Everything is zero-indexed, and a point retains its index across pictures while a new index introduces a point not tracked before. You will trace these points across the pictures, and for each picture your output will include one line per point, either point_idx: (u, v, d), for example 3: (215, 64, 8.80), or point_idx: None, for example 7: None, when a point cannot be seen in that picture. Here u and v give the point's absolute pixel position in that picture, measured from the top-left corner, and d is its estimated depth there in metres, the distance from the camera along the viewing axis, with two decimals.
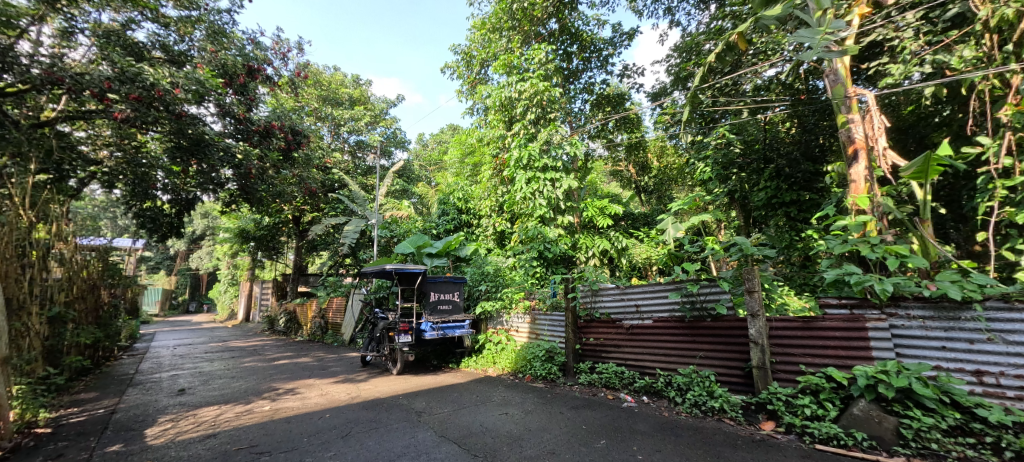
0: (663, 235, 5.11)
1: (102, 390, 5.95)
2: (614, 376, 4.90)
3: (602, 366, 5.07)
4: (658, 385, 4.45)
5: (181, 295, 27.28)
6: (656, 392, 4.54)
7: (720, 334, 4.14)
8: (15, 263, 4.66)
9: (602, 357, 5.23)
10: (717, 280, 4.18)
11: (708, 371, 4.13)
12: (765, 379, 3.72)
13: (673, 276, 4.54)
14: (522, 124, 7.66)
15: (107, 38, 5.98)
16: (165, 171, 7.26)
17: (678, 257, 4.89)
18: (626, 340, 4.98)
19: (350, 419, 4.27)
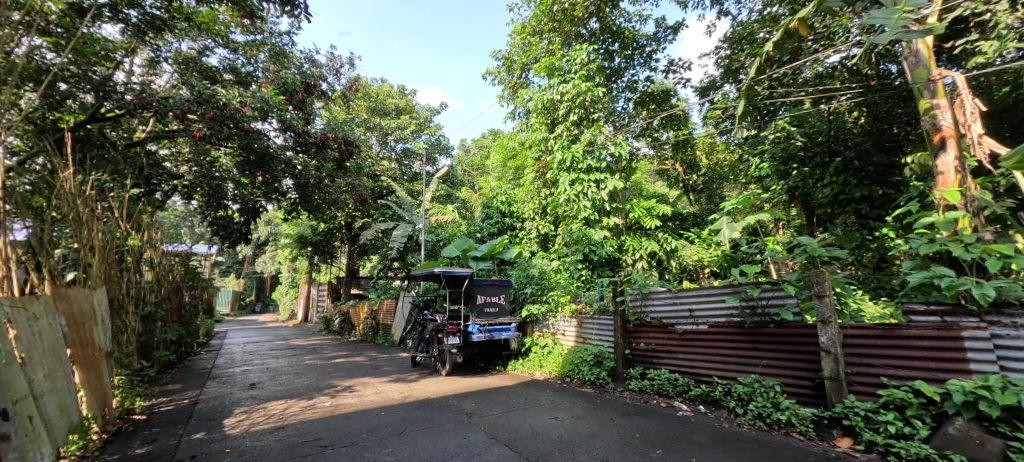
0: (717, 237, 4.89)
1: (185, 383, 6.51)
2: (667, 383, 4.73)
3: (654, 372, 4.91)
4: (716, 394, 4.25)
5: (248, 297, 29.45)
6: (714, 401, 4.33)
7: (786, 342, 3.90)
8: (115, 269, 5.25)
9: (653, 363, 5.05)
10: (781, 283, 3.95)
11: (772, 381, 3.89)
12: (840, 391, 3.45)
13: (730, 279, 4.34)
14: (564, 126, 7.60)
15: (187, 65, 6.58)
16: (235, 182, 7.87)
17: (735, 259, 4.66)
18: (679, 346, 4.80)
19: (404, 418, 4.40)
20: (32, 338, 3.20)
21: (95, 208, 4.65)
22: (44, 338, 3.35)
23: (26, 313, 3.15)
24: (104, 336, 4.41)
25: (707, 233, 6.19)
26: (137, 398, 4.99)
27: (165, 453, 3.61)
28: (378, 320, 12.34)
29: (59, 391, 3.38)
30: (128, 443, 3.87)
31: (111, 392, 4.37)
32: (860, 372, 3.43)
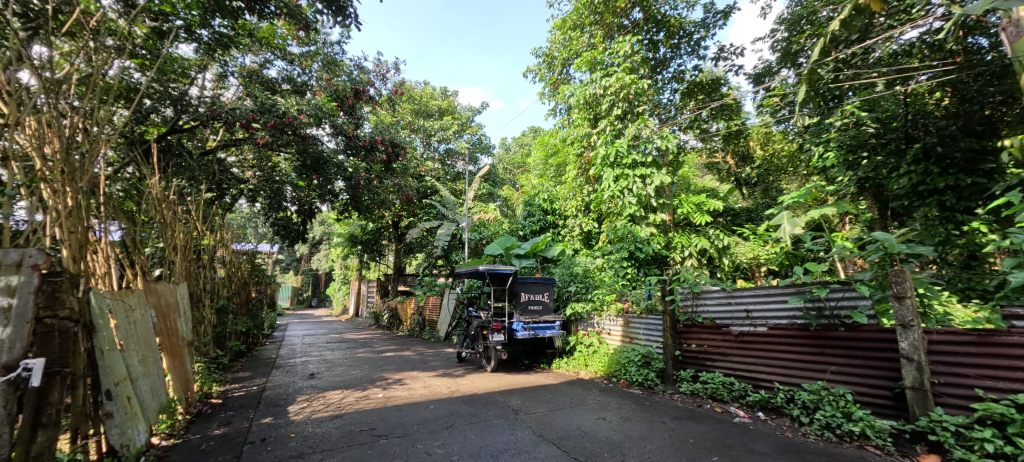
0: (777, 233, 4.62)
1: (253, 371, 7.01)
2: (722, 387, 4.53)
3: (707, 375, 4.71)
4: (778, 400, 4.01)
5: (305, 293, 31.28)
6: (775, 409, 4.11)
7: (858, 347, 3.62)
8: (194, 266, 5.73)
9: (706, 366, 4.86)
10: (854, 283, 3.68)
11: (843, 389, 3.63)
12: (924, 403, 3.16)
13: (793, 278, 4.09)
14: (608, 121, 7.42)
15: (250, 78, 7.05)
16: (293, 186, 8.34)
17: (798, 257, 4.38)
18: (735, 348, 4.59)
19: (453, 412, 4.49)
20: (129, 327, 3.53)
21: (177, 212, 5.09)
22: (138, 328, 3.69)
23: (123, 305, 3.48)
24: (185, 326, 4.82)
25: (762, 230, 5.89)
26: (213, 384, 5.42)
27: (238, 435, 3.91)
28: (425, 316, 12.67)
29: (151, 375, 3.72)
30: (207, 424, 4.21)
31: (191, 378, 4.78)
32: (950, 383, 3.12)
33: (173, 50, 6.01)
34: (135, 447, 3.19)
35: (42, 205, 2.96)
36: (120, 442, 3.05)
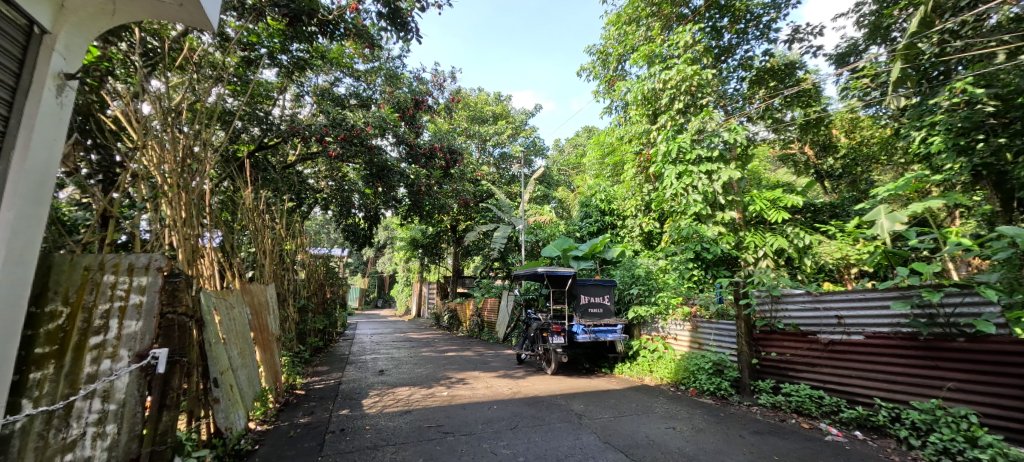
0: (873, 230, 4.18)
1: (330, 365, 7.52)
2: (809, 400, 4.14)
3: (791, 387, 4.35)
4: (879, 418, 3.60)
5: (372, 294, 33.14)
6: (875, 428, 3.68)
7: (983, 362, 3.19)
8: (279, 269, 6.28)
9: (790, 377, 4.52)
10: (977, 285, 3.25)
11: (965, 408, 3.19)
12: None
13: (896, 279, 3.68)
14: (668, 116, 7.08)
15: (323, 96, 7.59)
16: (359, 193, 8.84)
17: (900, 256, 3.92)
18: (825, 359, 4.21)
19: (515, 413, 4.51)
20: (230, 322, 3.88)
21: (266, 220, 5.61)
22: (237, 324, 4.07)
23: (225, 303, 3.84)
24: (272, 323, 5.30)
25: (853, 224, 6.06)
26: (297, 376, 5.88)
27: (320, 424, 4.20)
28: (483, 317, 12.86)
29: (247, 365, 4.09)
30: (293, 413, 4.57)
31: (279, 370, 5.24)
32: None
33: (259, 76, 6.54)
34: (237, 430, 3.52)
35: (164, 218, 3.45)
36: (224, 425, 3.37)
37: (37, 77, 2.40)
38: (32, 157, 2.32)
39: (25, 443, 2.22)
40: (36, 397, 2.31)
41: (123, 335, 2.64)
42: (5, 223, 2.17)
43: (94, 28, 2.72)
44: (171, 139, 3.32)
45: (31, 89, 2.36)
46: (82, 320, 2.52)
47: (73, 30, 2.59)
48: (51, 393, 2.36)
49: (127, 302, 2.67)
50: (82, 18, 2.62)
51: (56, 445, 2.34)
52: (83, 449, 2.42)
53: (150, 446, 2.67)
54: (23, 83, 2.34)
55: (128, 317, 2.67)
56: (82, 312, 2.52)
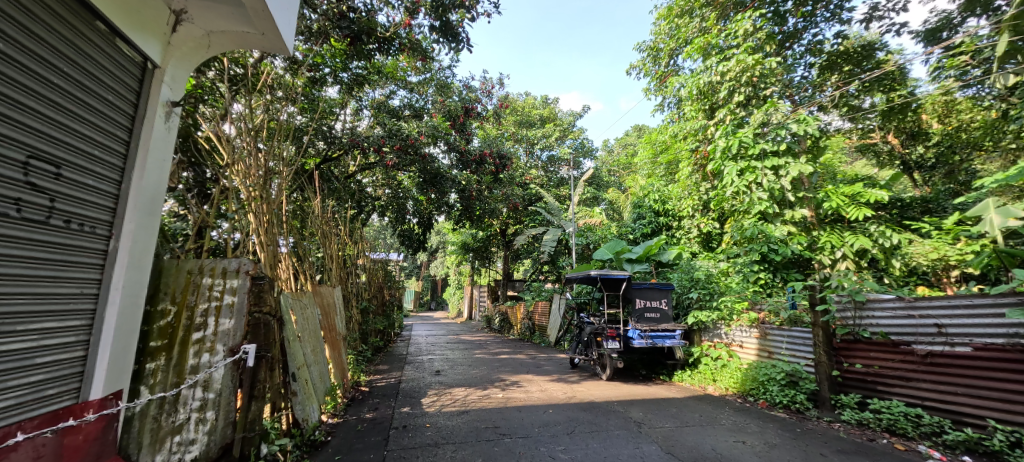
0: (981, 228, 3.70)
1: (390, 364, 7.83)
2: (904, 419, 3.73)
3: (881, 404, 3.94)
4: (994, 443, 3.17)
5: (425, 297, 34.19)
6: (989, 454, 3.24)
7: None
8: (343, 273, 6.65)
9: (879, 392, 4.10)
10: None
11: None
12: None
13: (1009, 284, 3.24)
14: (727, 110, 6.72)
15: (379, 108, 7.95)
16: (413, 200, 9.14)
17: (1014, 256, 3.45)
18: (922, 373, 3.79)
19: (572, 417, 4.45)
20: (304, 322, 4.13)
21: (332, 227, 5.96)
22: (309, 323, 4.33)
23: (299, 304, 4.10)
24: (339, 323, 5.61)
25: (952, 221, 5.59)
26: (361, 374, 6.18)
27: (384, 420, 4.37)
28: (535, 321, 12.80)
29: (319, 362, 4.33)
30: (359, 408, 4.80)
31: (345, 367, 5.52)
32: None
33: (323, 94, 6.96)
34: (311, 422, 3.72)
35: (248, 226, 3.78)
36: (301, 417, 3.56)
37: (150, 106, 2.75)
38: (148, 176, 2.68)
39: (143, 425, 2.59)
40: (152, 384, 2.72)
41: (219, 331, 2.98)
42: (126, 234, 2.54)
43: (194, 60, 3.09)
44: (251, 155, 3.60)
45: (146, 117, 2.72)
46: (186, 318, 2.88)
47: (177, 63, 2.95)
48: (163, 381, 2.75)
49: (222, 302, 3.02)
50: (185, 52, 2.98)
51: (167, 427, 2.67)
52: (188, 432, 2.74)
53: (242, 432, 3.01)
54: (141, 112, 2.69)
55: (223, 316, 3.01)
56: (186, 311, 2.89)
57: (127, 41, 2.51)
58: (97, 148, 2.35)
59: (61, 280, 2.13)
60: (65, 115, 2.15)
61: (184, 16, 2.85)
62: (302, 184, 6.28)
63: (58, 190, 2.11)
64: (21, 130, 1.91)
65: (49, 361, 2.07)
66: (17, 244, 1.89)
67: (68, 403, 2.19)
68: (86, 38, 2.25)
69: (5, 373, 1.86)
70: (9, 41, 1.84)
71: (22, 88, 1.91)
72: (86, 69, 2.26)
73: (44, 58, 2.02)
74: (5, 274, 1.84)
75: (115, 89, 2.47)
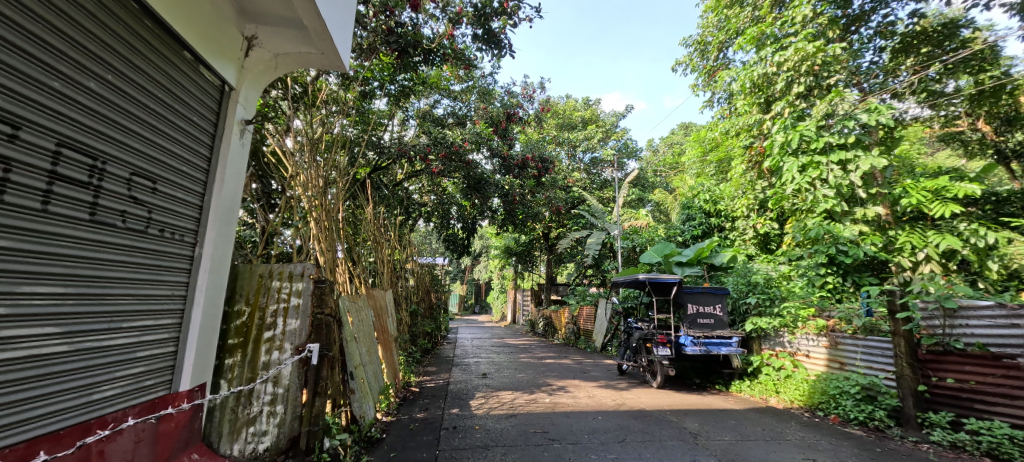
0: None
1: (438, 366, 8.00)
2: (1008, 443, 3.31)
3: (978, 424, 3.53)
4: None
5: (470, 300, 34.73)
6: None
7: None
8: (393, 277, 6.87)
9: (977, 411, 3.68)
10: None
11: None
12: None
13: None
14: (785, 102, 6.35)
15: (424, 118, 8.19)
16: (458, 206, 9.31)
17: None
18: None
19: (623, 425, 4.32)
20: (359, 323, 4.30)
21: (383, 233, 6.19)
22: (364, 324, 4.49)
23: (355, 306, 4.27)
24: (391, 325, 5.81)
25: None
26: (411, 375, 6.34)
27: (435, 420, 4.46)
28: (580, 325, 12.60)
29: (373, 361, 4.49)
30: (411, 407, 4.92)
31: (397, 368, 5.68)
32: None
33: (373, 106, 7.26)
34: (368, 419, 3.83)
35: (309, 234, 4.00)
36: (359, 414, 3.66)
37: (228, 125, 2.99)
38: (226, 188, 2.92)
39: (223, 415, 2.94)
40: (230, 378, 3.04)
41: (287, 330, 3.15)
42: (209, 241, 2.78)
43: (262, 81, 3.34)
44: (311, 167, 3.81)
45: (224, 134, 2.96)
46: (258, 318, 3.16)
47: (249, 84, 3.21)
48: (239, 376, 3.05)
49: (289, 303, 3.20)
50: (255, 73, 3.24)
51: (243, 419, 2.96)
52: (261, 424, 2.97)
53: (308, 426, 3.16)
54: (220, 130, 2.94)
55: (290, 316, 3.17)
56: (258, 312, 3.18)
57: (208, 68, 2.74)
58: (185, 164, 2.59)
59: (157, 283, 2.36)
60: (160, 136, 2.38)
61: (255, 41, 3.11)
62: (355, 193, 6.57)
63: (154, 203, 2.34)
64: (124, 150, 2.13)
65: (147, 356, 2.30)
66: (122, 251, 2.12)
67: (161, 393, 2.42)
68: (176, 66, 2.48)
69: (111, 365, 2.08)
70: (114, 72, 2.06)
71: (125, 114, 2.13)
72: (176, 95, 2.49)
73: (143, 86, 2.25)
74: (112, 278, 2.06)
75: (199, 110, 2.71)
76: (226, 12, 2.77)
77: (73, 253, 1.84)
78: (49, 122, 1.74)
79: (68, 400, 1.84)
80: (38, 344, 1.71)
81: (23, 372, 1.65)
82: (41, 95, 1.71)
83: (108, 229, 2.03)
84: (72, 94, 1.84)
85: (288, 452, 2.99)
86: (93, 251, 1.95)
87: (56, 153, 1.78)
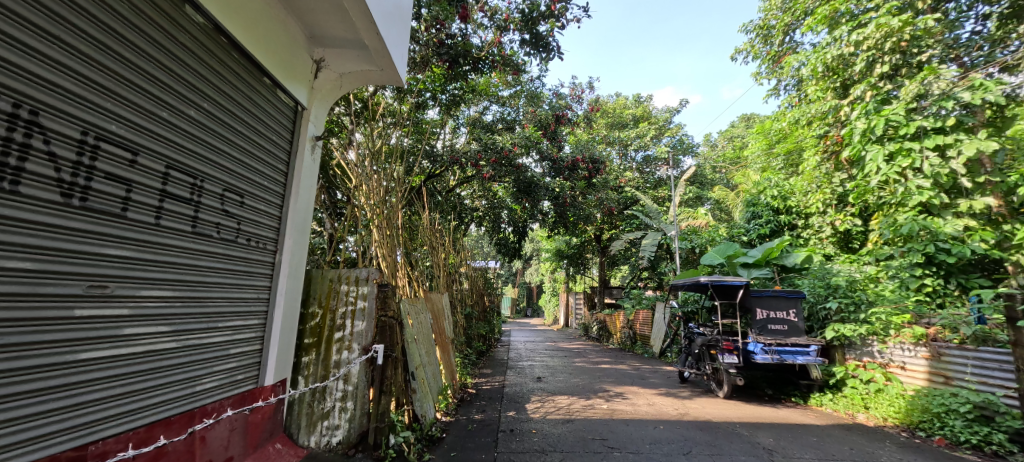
0: None
1: (493, 368, 8.06)
2: None
3: None
4: None
5: (522, 303, 34.83)
6: None
7: None
8: (448, 281, 7.03)
9: None
10: None
11: None
12: None
13: None
14: (864, 85, 5.80)
15: (475, 125, 8.33)
16: (509, 210, 9.36)
17: None
18: None
19: (687, 436, 4.11)
20: (419, 325, 4.42)
21: (437, 238, 6.35)
22: (423, 326, 4.60)
23: (414, 309, 4.39)
24: (447, 327, 5.93)
25: None
26: (467, 376, 6.43)
27: (492, 422, 4.48)
28: (636, 330, 12.19)
29: (432, 363, 4.59)
30: (468, 409, 4.98)
31: (454, 370, 5.79)
32: None
33: (426, 116, 7.48)
34: (429, 418, 3.90)
35: (372, 241, 4.19)
36: (420, 413, 3.72)
37: (301, 142, 3.20)
38: (301, 199, 3.13)
39: (301, 409, 3.16)
40: (307, 375, 3.27)
41: (354, 332, 3.30)
42: (288, 248, 2.98)
43: (330, 98, 3.55)
44: (370, 178, 3.97)
45: (299, 149, 3.17)
46: (329, 319, 3.37)
47: (319, 103, 3.42)
48: (314, 373, 3.28)
49: (356, 306, 3.35)
50: (324, 93, 3.45)
51: (319, 412, 3.16)
52: (334, 418, 3.15)
53: (375, 422, 3.16)
54: (295, 146, 3.16)
55: (357, 318, 3.32)
56: (330, 313, 3.38)
57: (285, 91, 2.96)
58: (266, 179, 2.81)
59: (245, 287, 2.58)
60: (246, 154, 2.59)
61: (323, 63, 3.32)
62: (411, 200, 6.81)
63: (242, 215, 2.56)
64: (217, 168, 2.34)
65: (238, 353, 2.51)
66: (216, 258, 2.33)
67: (249, 387, 2.65)
68: (258, 91, 2.69)
69: (211, 360, 2.28)
70: (209, 99, 2.26)
71: (217, 135, 2.34)
72: (258, 117, 2.71)
73: (231, 110, 2.45)
74: (209, 283, 2.27)
75: (277, 129, 2.93)
76: (298, 38, 2.97)
77: (178, 259, 2.05)
78: (160, 148, 1.94)
79: (176, 391, 2.03)
80: (152, 342, 1.90)
81: (141, 365, 1.83)
82: (154, 124, 1.91)
83: (204, 239, 2.24)
84: (176, 121, 2.04)
85: (359, 446, 3.14)
86: (193, 259, 2.16)
87: (165, 174, 1.98)
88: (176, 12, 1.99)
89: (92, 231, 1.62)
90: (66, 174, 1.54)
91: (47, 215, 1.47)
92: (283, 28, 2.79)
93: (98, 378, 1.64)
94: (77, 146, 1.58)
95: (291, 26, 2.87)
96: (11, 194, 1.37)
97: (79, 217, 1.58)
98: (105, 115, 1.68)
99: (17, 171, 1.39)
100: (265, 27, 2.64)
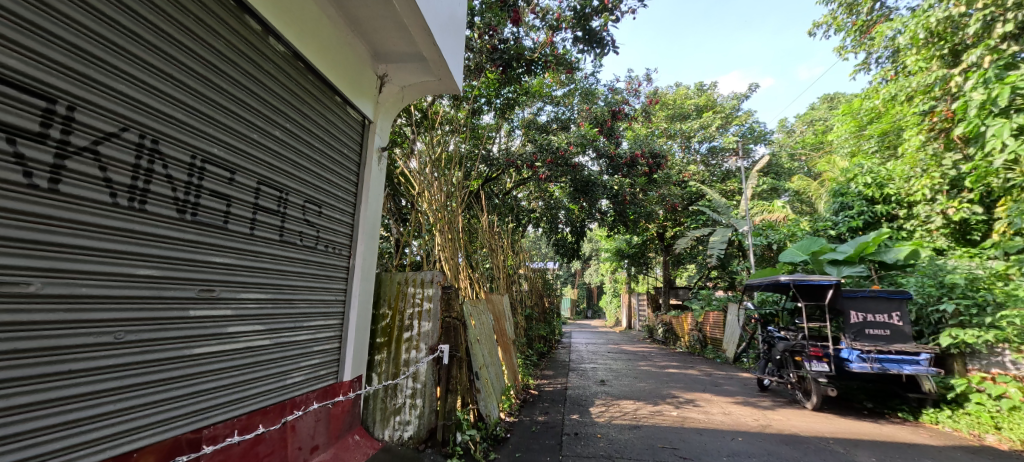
0: None
1: (555, 370, 7.97)
2: None
3: None
4: None
5: (581, 304, 34.26)
6: None
7: None
8: (508, 283, 7.06)
9: None
10: None
11: None
12: None
13: None
14: (977, 50, 5.05)
15: (530, 126, 8.32)
16: (566, 210, 9.23)
17: None
18: None
19: (769, 450, 3.79)
20: (481, 326, 4.47)
21: (496, 240, 6.40)
22: (485, 327, 4.65)
23: (477, 310, 4.45)
24: (508, 328, 5.94)
25: None
26: (529, 378, 6.41)
27: (556, 425, 4.41)
28: (706, 332, 11.51)
29: (495, 363, 4.62)
30: (531, 410, 4.95)
31: (516, 371, 5.79)
32: None
33: (482, 121, 7.59)
34: (493, 418, 3.92)
35: (434, 245, 4.32)
36: (485, 412, 3.75)
37: (369, 154, 3.35)
38: (370, 206, 3.27)
39: (375, 404, 3.29)
40: (380, 372, 3.39)
41: (421, 332, 3.39)
42: (360, 253, 3.14)
43: (393, 110, 3.68)
44: (431, 183, 4.07)
45: (367, 159, 3.33)
46: (398, 320, 3.48)
47: (384, 115, 3.57)
48: (386, 370, 3.39)
49: (423, 307, 3.44)
50: (388, 105, 3.59)
51: (391, 408, 3.28)
52: (405, 414, 3.25)
53: (443, 419, 3.28)
54: (364, 157, 3.31)
55: (424, 319, 3.41)
56: (399, 314, 3.49)
57: (353, 107, 3.11)
58: (340, 189, 2.97)
59: (324, 290, 2.73)
60: (323, 168, 2.75)
61: (386, 78, 3.46)
62: (470, 204, 6.92)
63: (321, 223, 2.72)
64: (299, 181, 2.50)
65: (320, 350, 2.67)
66: (300, 264, 2.49)
67: (331, 382, 2.80)
68: (331, 108, 2.86)
69: (298, 356, 2.44)
70: (290, 119, 2.43)
71: (298, 151, 2.50)
72: (332, 132, 2.87)
73: (309, 127, 2.62)
74: (294, 286, 2.43)
75: (348, 142, 3.09)
76: (364, 56, 3.12)
77: (268, 265, 2.20)
78: (252, 165, 2.11)
79: (269, 384, 2.19)
80: (249, 340, 2.05)
81: (241, 360, 1.99)
82: (246, 144, 2.08)
83: (290, 246, 2.40)
84: (265, 141, 2.21)
85: (428, 442, 3.22)
86: (280, 265, 2.32)
87: (257, 189, 2.15)
88: (261, 42, 2.16)
89: (200, 241, 1.79)
90: (180, 193, 1.71)
91: (166, 229, 1.63)
92: (350, 48, 2.94)
93: (208, 372, 1.80)
94: (187, 169, 1.75)
95: (357, 46, 3.01)
96: (140, 213, 1.54)
97: (191, 229, 1.75)
98: (208, 139, 1.85)
99: (144, 192, 1.56)
100: (336, 48, 2.79)
